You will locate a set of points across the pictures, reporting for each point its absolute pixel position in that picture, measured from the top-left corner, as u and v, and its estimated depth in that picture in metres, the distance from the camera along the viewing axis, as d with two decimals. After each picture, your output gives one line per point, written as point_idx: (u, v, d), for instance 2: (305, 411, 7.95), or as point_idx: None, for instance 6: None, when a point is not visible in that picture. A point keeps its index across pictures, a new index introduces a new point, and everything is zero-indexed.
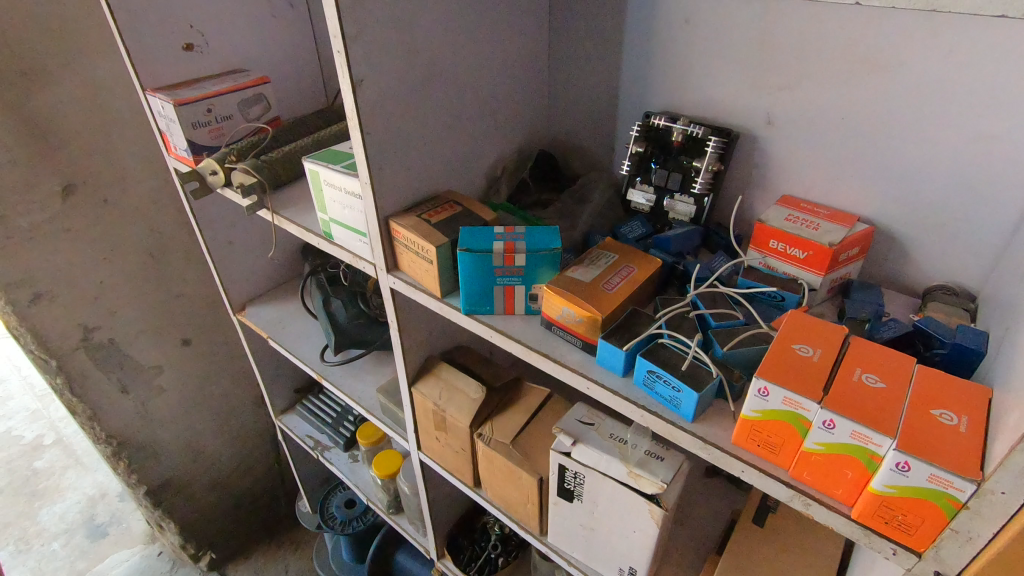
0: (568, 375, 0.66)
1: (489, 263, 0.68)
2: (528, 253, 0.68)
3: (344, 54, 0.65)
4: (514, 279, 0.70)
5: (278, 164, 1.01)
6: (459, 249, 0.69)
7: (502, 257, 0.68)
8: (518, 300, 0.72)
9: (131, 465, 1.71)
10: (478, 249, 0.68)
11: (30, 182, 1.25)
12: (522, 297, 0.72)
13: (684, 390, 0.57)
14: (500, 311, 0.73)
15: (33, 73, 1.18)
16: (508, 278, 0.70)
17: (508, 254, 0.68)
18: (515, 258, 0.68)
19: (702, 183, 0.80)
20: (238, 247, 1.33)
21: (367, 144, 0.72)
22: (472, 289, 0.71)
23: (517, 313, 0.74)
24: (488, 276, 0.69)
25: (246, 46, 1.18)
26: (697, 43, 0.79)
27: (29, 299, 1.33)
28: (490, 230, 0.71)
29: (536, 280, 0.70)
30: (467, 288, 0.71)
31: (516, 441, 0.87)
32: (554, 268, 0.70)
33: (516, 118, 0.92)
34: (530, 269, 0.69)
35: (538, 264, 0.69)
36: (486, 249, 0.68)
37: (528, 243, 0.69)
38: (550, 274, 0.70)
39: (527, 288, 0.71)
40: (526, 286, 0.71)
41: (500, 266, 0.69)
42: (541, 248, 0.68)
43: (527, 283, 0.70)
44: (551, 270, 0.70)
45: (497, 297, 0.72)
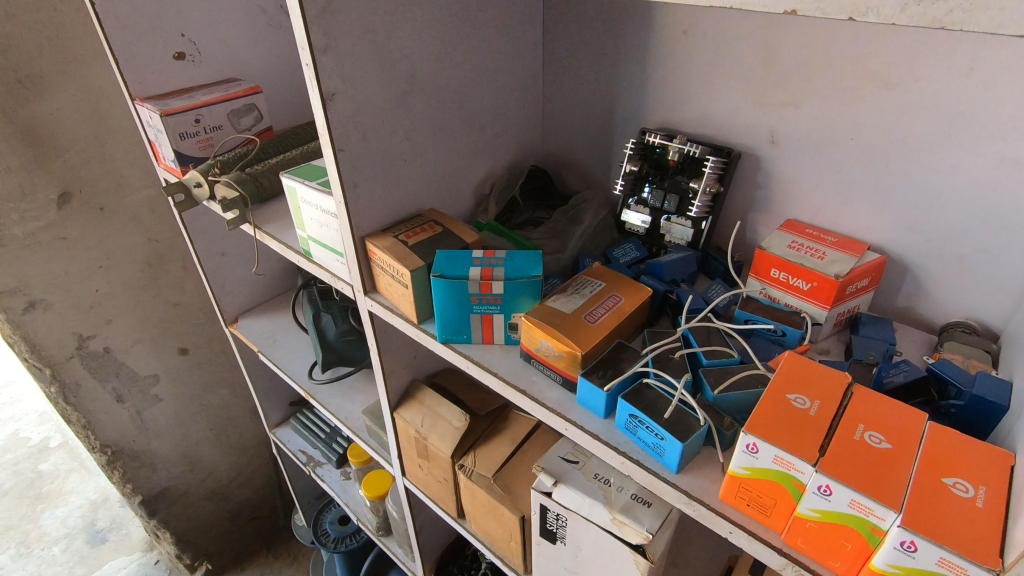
0: (546, 414, 0.61)
1: (464, 290, 0.64)
2: (506, 281, 0.63)
3: (313, 67, 0.61)
4: (492, 307, 0.65)
5: (263, 177, 0.98)
6: (433, 274, 0.64)
7: (478, 285, 0.64)
8: (497, 329, 0.67)
9: (126, 474, 1.69)
10: (453, 275, 0.63)
11: (27, 190, 1.23)
12: (501, 326, 0.67)
13: (668, 438, 0.52)
14: (478, 340, 0.69)
15: (29, 81, 1.16)
16: (486, 306, 0.65)
17: (484, 281, 0.63)
18: (493, 285, 0.63)
19: (700, 206, 0.75)
20: (231, 259, 1.30)
21: (341, 161, 0.68)
22: (447, 317, 0.67)
23: (496, 342, 0.69)
24: (464, 303, 0.65)
25: (240, 55, 1.16)
26: (696, 56, 0.74)
27: (23, 307, 1.31)
28: (468, 254, 0.67)
29: (515, 309, 0.65)
30: (442, 316, 0.67)
31: (499, 475, 0.82)
32: (535, 296, 0.65)
33: (506, 133, 0.88)
34: (508, 297, 0.64)
35: (518, 293, 0.64)
36: (461, 276, 0.63)
37: (507, 269, 0.64)
38: (531, 303, 0.65)
39: (507, 318, 0.66)
40: (505, 315, 0.66)
41: (476, 294, 0.64)
42: (520, 275, 0.63)
43: (506, 312, 0.65)
44: (532, 299, 0.65)
45: (474, 325, 0.67)
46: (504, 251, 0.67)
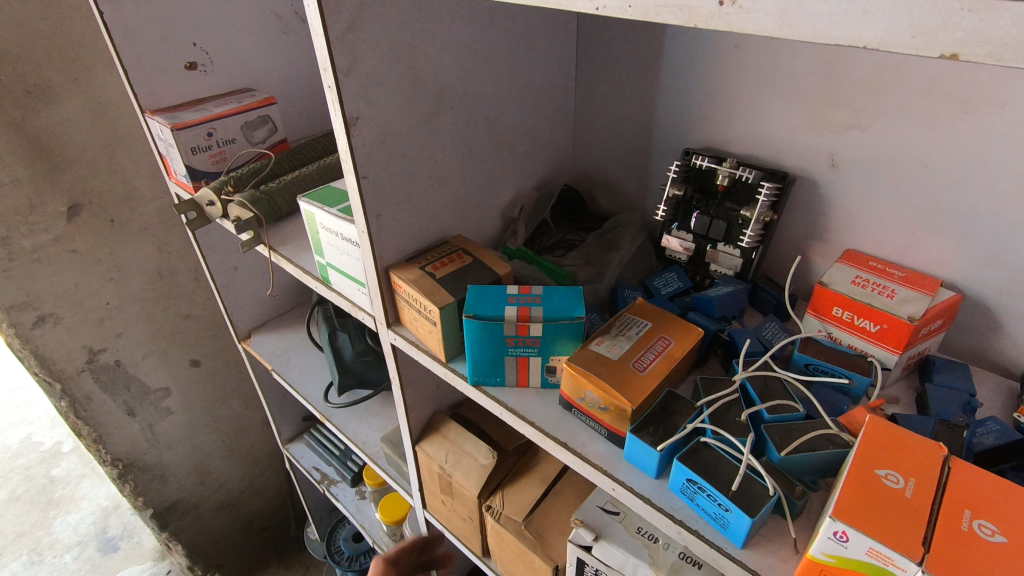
0: (590, 471, 0.56)
1: (500, 331, 0.58)
2: (546, 322, 0.58)
3: (335, 89, 0.56)
4: (529, 350, 0.60)
5: (277, 195, 0.93)
6: (464, 314, 0.59)
7: (514, 326, 0.58)
8: (533, 372, 0.62)
9: (137, 488, 1.65)
10: (488, 315, 0.58)
11: (35, 202, 1.19)
12: (538, 369, 0.62)
13: (734, 511, 0.46)
14: (512, 384, 0.64)
15: (37, 90, 1.12)
16: (522, 348, 0.60)
17: (522, 322, 0.58)
18: (530, 327, 0.58)
19: (752, 235, 0.69)
20: (244, 274, 1.26)
21: (364, 189, 0.62)
22: (479, 360, 0.61)
23: (531, 385, 0.64)
24: (498, 345, 0.60)
25: (253, 63, 1.11)
26: (749, 71, 0.68)
27: (32, 321, 1.27)
28: (503, 290, 0.61)
29: (554, 352, 0.60)
30: (474, 358, 0.61)
31: (530, 519, 0.77)
32: (576, 339, 0.59)
33: (536, 151, 0.83)
34: (547, 339, 0.59)
35: (558, 335, 0.59)
36: (497, 317, 0.58)
37: (546, 309, 0.59)
38: (572, 345, 0.60)
39: (545, 361, 0.61)
40: (543, 358, 0.61)
41: (512, 336, 0.59)
42: (561, 315, 0.58)
43: (544, 355, 0.60)
44: (574, 341, 0.59)
45: (508, 368, 0.62)
46: (542, 287, 0.62)
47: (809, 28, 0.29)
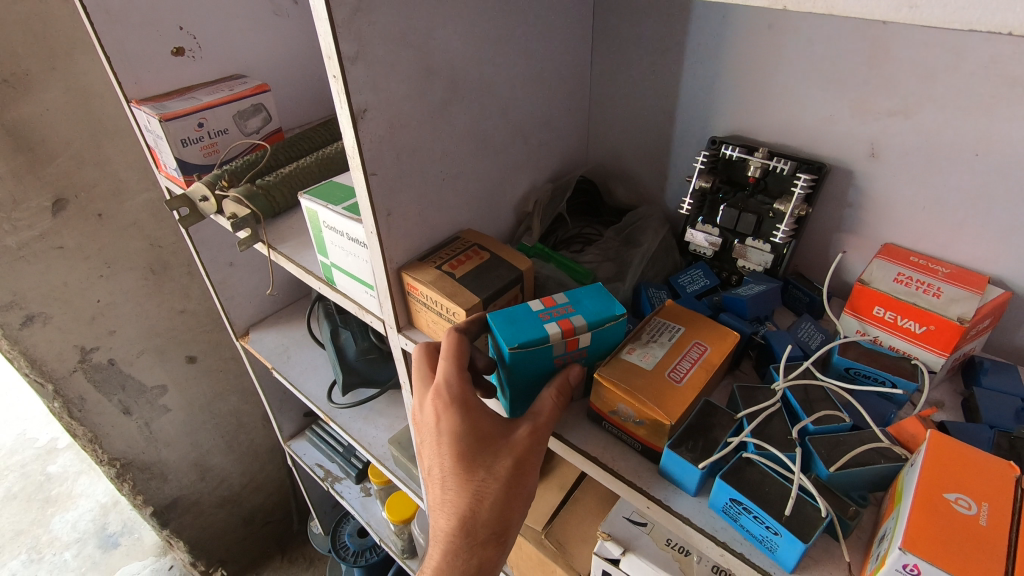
0: (623, 487, 0.53)
1: (548, 354, 0.54)
2: (592, 331, 0.54)
3: (341, 80, 0.51)
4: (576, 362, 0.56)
5: (275, 189, 0.88)
6: (508, 348, 0.51)
7: (562, 344, 0.53)
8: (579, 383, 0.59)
9: (136, 487, 1.62)
10: (533, 342, 0.52)
11: (18, 197, 1.13)
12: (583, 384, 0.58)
13: (784, 535, 0.43)
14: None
15: (15, 80, 1.06)
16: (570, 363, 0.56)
17: (569, 337, 0.53)
18: (579, 339, 0.54)
19: (786, 230, 0.65)
20: (241, 269, 1.21)
21: (373, 187, 0.58)
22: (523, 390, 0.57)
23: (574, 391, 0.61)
24: (544, 368, 0.55)
25: (245, 48, 1.05)
26: (781, 54, 0.63)
27: (20, 322, 1.22)
28: (527, 309, 0.55)
29: (598, 358, 0.57)
30: (518, 389, 0.57)
31: (550, 528, 0.74)
32: (615, 336, 0.56)
33: (550, 140, 0.78)
34: (593, 346, 0.55)
35: (603, 338, 0.55)
36: (545, 339, 0.52)
37: (585, 315, 0.54)
38: (615, 343, 0.57)
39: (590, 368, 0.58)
40: (590, 366, 0.57)
41: (562, 353, 0.54)
42: (604, 318, 0.54)
43: (592, 363, 0.57)
44: (616, 339, 0.57)
45: None
46: (563, 294, 0.57)
47: (935, 11, 0.28)
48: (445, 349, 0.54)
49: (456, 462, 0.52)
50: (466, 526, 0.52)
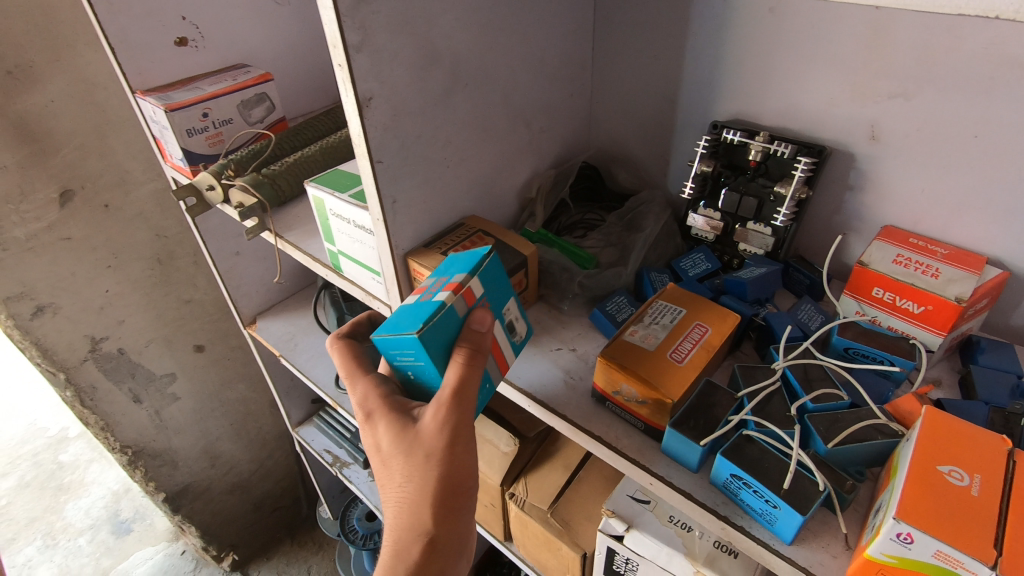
0: (627, 465, 0.54)
1: (456, 317, 0.50)
2: (477, 275, 0.53)
3: (347, 68, 0.52)
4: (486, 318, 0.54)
5: (281, 177, 0.89)
6: (415, 334, 0.46)
7: (461, 302, 0.51)
8: (506, 349, 0.58)
9: (148, 473, 1.65)
10: (432, 315, 0.48)
11: (25, 189, 1.14)
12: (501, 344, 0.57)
13: (783, 508, 0.45)
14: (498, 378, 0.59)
15: (19, 72, 1.06)
16: None
17: (461, 294, 0.51)
18: (472, 288, 0.52)
19: (787, 213, 0.66)
20: (247, 258, 1.22)
21: (379, 174, 0.59)
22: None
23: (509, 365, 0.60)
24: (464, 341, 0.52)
25: (247, 37, 1.06)
26: (782, 38, 0.63)
27: (31, 312, 1.24)
28: (407, 304, 0.51)
29: (497, 310, 0.56)
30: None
31: (555, 506, 0.76)
32: (495, 281, 0.56)
33: (552, 127, 0.79)
34: (487, 295, 0.54)
35: (488, 283, 0.55)
36: (440, 307, 0.48)
37: (460, 270, 0.53)
38: (500, 288, 0.57)
39: (502, 323, 0.57)
40: (499, 318, 0.56)
41: (467, 312, 0.51)
42: (476, 263, 0.54)
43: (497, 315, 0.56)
44: (501, 281, 0.56)
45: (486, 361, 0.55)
46: (428, 277, 0.55)
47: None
48: (343, 364, 0.57)
49: (382, 468, 0.53)
50: (396, 533, 0.52)
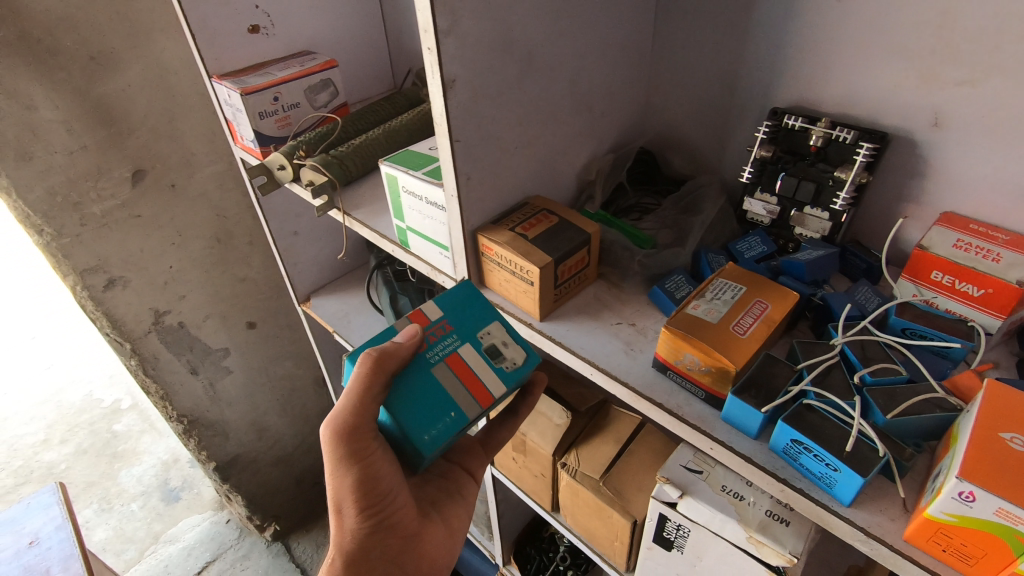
0: (687, 430, 0.57)
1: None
2: (435, 303, 0.65)
3: (435, 51, 0.55)
4: (451, 342, 0.63)
5: (348, 158, 0.94)
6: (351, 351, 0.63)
7: (405, 325, 0.64)
8: (483, 374, 0.62)
9: (201, 442, 1.74)
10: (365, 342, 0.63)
11: (102, 168, 1.22)
12: (479, 375, 0.61)
13: (844, 471, 0.47)
14: (476, 409, 0.60)
15: (101, 57, 1.14)
16: (443, 345, 0.62)
17: (412, 317, 0.64)
18: (427, 313, 0.64)
19: (846, 198, 0.68)
20: (304, 238, 1.28)
21: (457, 152, 0.62)
22: (411, 400, 0.59)
23: (496, 395, 0.61)
24: (417, 359, 0.61)
25: (313, 26, 1.11)
26: (847, 26, 0.65)
27: (104, 284, 1.32)
28: None
29: (473, 338, 0.63)
30: (408, 398, 0.59)
31: (606, 476, 0.79)
32: (469, 311, 0.65)
33: (611, 112, 0.82)
34: (456, 323, 0.64)
35: (457, 311, 0.65)
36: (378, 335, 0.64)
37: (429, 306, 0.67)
38: (479, 320, 0.65)
39: (476, 346, 0.63)
40: (468, 341, 0.63)
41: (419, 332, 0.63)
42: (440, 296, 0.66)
43: (467, 342, 0.63)
44: (473, 309, 0.65)
45: (450, 381, 0.60)
46: None
47: None
48: None
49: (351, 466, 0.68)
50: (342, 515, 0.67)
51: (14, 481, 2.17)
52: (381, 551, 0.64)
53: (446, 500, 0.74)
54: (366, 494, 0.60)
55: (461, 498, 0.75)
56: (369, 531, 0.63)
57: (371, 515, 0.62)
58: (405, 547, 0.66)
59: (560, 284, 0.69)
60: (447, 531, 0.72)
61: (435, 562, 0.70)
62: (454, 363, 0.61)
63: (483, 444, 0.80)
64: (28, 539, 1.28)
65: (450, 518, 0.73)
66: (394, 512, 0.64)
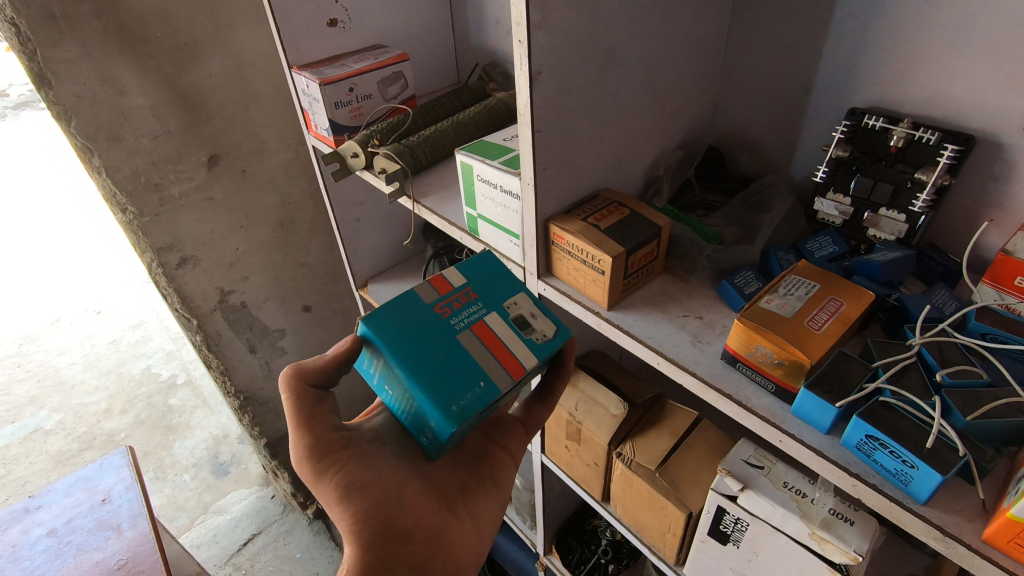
0: (755, 422, 0.58)
1: (426, 303, 0.63)
2: (458, 271, 0.66)
3: (526, 44, 0.58)
4: (475, 310, 0.63)
5: (418, 147, 0.98)
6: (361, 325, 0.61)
7: (427, 291, 0.64)
8: (511, 345, 0.62)
9: (255, 418, 1.81)
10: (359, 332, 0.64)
11: (181, 153, 1.29)
12: (505, 343, 0.62)
13: (921, 468, 0.48)
14: (506, 381, 0.59)
15: (188, 47, 1.21)
16: (467, 313, 0.63)
17: (435, 283, 0.65)
18: (449, 281, 0.65)
19: (926, 200, 0.67)
20: (365, 225, 1.33)
21: (537, 143, 0.65)
22: (435, 368, 0.58)
23: (527, 366, 0.61)
24: (442, 326, 0.61)
25: (386, 21, 1.15)
26: (934, 28, 0.64)
27: (177, 262, 1.39)
28: None
29: (497, 307, 0.64)
30: (430, 366, 0.58)
31: (662, 467, 0.80)
32: (490, 280, 0.67)
33: (682, 110, 0.83)
34: (478, 293, 0.65)
35: (479, 282, 0.66)
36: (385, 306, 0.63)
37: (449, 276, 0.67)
38: (503, 291, 0.66)
39: (503, 316, 0.63)
40: (494, 311, 0.64)
41: (442, 300, 0.63)
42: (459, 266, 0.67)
43: (491, 310, 0.64)
44: (498, 282, 0.67)
45: (475, 351, 0.60)
46: None
47: None
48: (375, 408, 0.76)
49: None
50: None
51: (78, 446, 2.30)
52: (404, 560, 0.62)
53: (477, 493, 0.74)
54: (361, 499, 0.61)
55: (492, 488, 0.76)
56: (384, 540, 0.61)
57: (380, 521, 0.62)
58: (430, 550, 0.64)
59: (629, 275, 0.70)
60: (474, 528, 0.71)
61: (465, 560, 0.68)
62: (479, 332, 0.62)
63: (522, 422, 0.81)
64: (101, 496, 1.33)
65: (479, 512, 0.73)
66: (404, 514, 0.63)
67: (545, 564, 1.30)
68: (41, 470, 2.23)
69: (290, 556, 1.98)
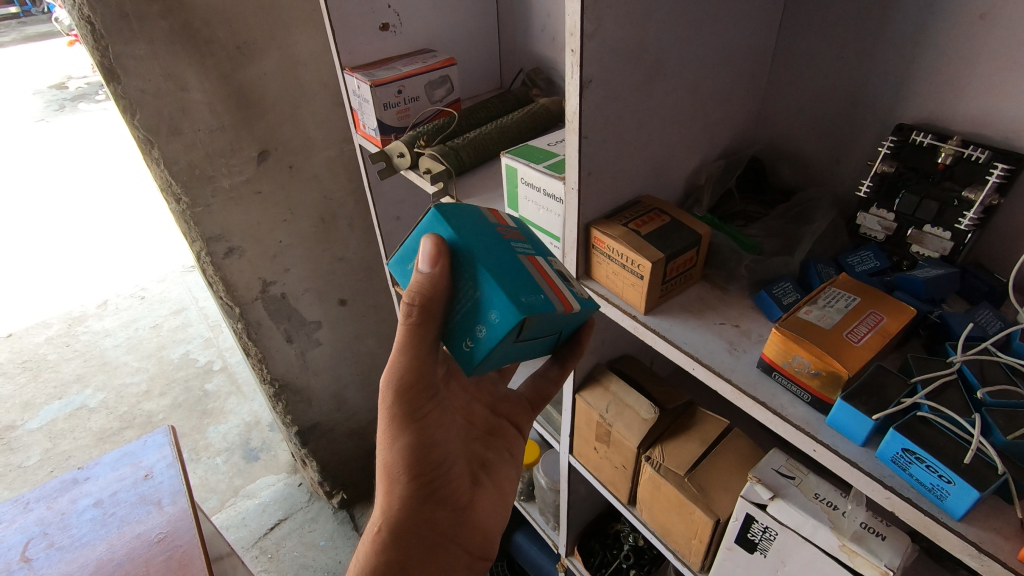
0: (790, 431, 0.59)
1: (490, 219, 0.62)
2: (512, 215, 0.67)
3: (578, 54, 0.60)
4: (528, 243, 0.62)
5: (462, 149, 1.01)
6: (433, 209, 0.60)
7: (491, 214, 0.63)
8: (562, 284, 0.60)
9: (288, 407, 1.85)
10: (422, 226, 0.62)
11: (234, 147, 1.35)
12: (559, 277, 0.60)
13: (958, 483, 0.48)
14: (562, 306, 0.57)
15: (246, 47, 1.26)
16: (522, 240, 0.62)
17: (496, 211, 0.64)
18: (506, 215, 0.65)
19: (974, 218, 0.66)
20: (404, 223, 1.37)
21: (583, 149, 0.67)
22: (510, 265, 0.56)
23: (577, 305, 0.59)
24: (507, 239, 0.60)
25: (435, 27, 1.19)
26: (990, 46, 0.64)
27: (224, 252, 1.45)
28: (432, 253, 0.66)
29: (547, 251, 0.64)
30: (502, 260, 0.56)
31: (692, 473, 0.81)
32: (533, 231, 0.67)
33: (726, 120, 0.84)
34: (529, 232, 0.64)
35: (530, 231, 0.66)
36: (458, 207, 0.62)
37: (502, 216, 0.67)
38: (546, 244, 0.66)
39: (552, 261, 0.63)
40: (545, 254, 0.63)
41: (501, 222, 0.63)
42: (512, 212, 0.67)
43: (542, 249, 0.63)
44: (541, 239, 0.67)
45: (535, 267, 0.58)
46: None
47: None
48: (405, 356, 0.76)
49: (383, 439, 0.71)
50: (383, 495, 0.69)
51: (119, 424, 2.40)
52: (433, 526, 0.67)
53: (499, 463, 0.77)
54: (422, 457, 0.64)
55: (509, 456, 0.79)
56: (423, 504, 0.66)
57: (426, 484, 0.66)
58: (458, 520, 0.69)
59: (667, 281, 0.72)
60: (501, 499, 0.76)
61: (489, 529, 0.73)
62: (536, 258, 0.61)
63: None
64: (144, 472, 1.39)
65: (504, 486, 0.77)
66: (446, 482, 0.67)
67: (566, 566, 1.31)
68: (85, 446, 2.33)
69: (315, 543, 2.03)
